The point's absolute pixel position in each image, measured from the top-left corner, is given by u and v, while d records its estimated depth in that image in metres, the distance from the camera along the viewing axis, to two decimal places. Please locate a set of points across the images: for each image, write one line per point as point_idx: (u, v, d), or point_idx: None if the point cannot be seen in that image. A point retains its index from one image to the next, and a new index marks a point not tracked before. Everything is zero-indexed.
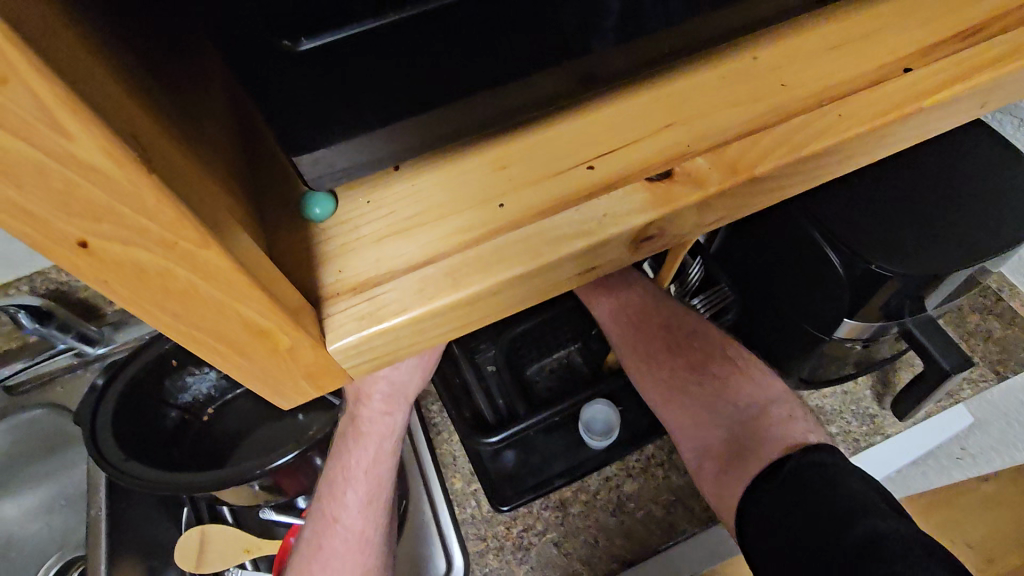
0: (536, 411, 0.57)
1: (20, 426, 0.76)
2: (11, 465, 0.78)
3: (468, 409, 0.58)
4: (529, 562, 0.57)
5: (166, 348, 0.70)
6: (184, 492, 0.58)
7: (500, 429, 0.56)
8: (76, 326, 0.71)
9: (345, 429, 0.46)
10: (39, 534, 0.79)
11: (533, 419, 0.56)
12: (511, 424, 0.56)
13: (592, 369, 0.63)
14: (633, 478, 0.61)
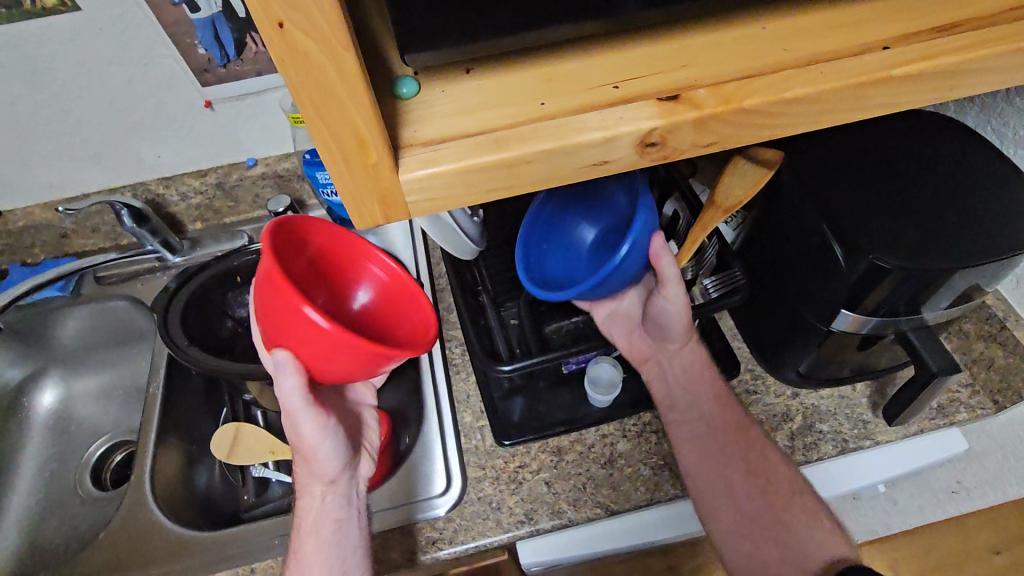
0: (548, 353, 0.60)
1: (98, 314, 0.87)
2: (87, 349, 0.90)
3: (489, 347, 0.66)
4: (520, 494, 0.63)
5: (234, 264, 0.81)
6: (230, 374, 0.68)
7: (517, 360, 0.62)
8: (163, 234, 0.83)
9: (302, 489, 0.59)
10: (97, 413, 0.90)
11: (543, 359, 0.59)
12: (527, 359, 0.61)
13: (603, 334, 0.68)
14: (626, 440, 0.65)
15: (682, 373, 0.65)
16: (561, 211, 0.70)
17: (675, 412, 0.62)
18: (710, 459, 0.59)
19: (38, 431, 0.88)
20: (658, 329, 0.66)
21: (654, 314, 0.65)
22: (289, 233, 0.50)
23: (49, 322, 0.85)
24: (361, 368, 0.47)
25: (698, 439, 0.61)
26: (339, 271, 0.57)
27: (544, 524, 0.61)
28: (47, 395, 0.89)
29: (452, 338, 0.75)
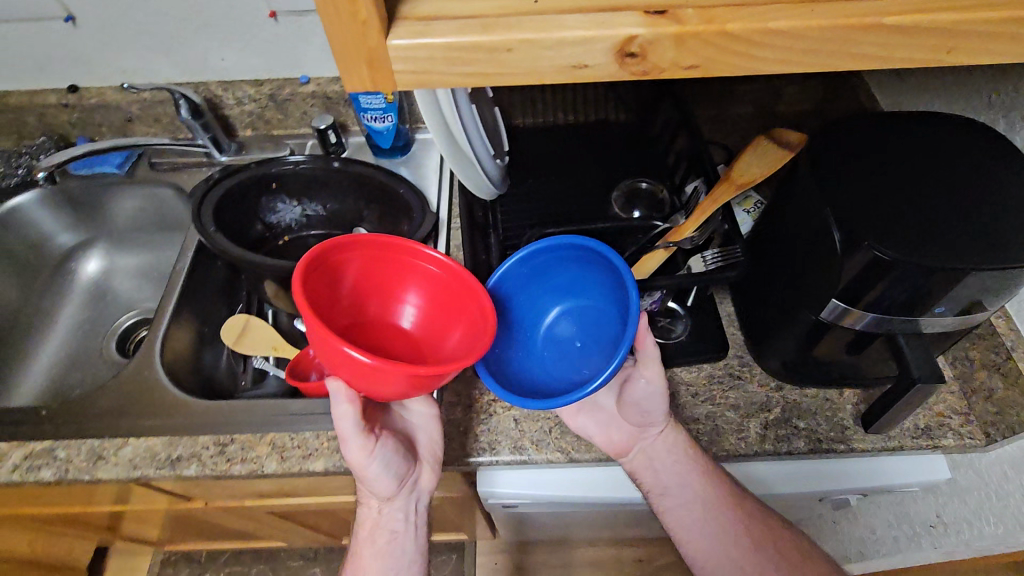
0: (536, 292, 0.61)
1: (146, 197, 0.94)
2: (132, 228, 0.98)
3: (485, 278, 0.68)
4: (487, 424, 0.65)
5: (272, 171, 0.86)
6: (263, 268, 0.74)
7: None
8: (213, 132, 0.89)
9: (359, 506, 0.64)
10: (131, 288, 0.98)
11: None
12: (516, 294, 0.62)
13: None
14: (601, 396, 0.67)
15: (672, 459, 0.63)
16: (524, 286, 0.62)
17: (668, 498, 0.64)
18: (706, 529, 0.63)
19: (78, 294, 0.97)
20: (639, 416, 0.63)
21: (634, 399, 0.62)
22: (319, 268, 0.51)
23: (103, 195, 0.93)
24: (420, 385, 0.47)
25: (687, 522, 0.64)
26: (388, 280, 0.57)
27: (505, 455, 0.63)
28: (92, 264, 0.98)
29: None
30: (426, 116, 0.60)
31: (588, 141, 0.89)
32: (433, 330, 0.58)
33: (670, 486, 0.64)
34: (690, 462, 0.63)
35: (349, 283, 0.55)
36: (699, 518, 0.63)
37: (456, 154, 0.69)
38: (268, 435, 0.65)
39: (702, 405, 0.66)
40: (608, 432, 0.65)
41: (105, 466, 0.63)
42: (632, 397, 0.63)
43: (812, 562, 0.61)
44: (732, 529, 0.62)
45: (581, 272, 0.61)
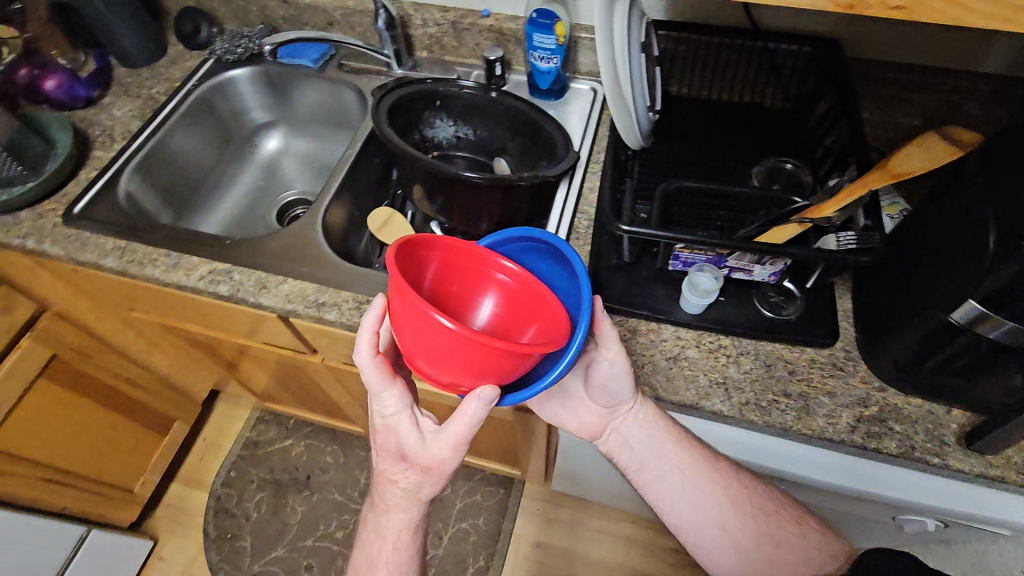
0: (669, 231, 0.65)
1: (328, 94, 1.08)
2: (312, 121, 1.13)
3: (617, 211, 0.71)
4: None
5: (441, 88, 0.95)
6: (418, 162, 0.82)
7: (636, 226, 0.66)
8: (398, 46, 1.00)
9: (380, 506, 0.67)
10: (299, 171, 1.14)
11: (664, 233, 0.64)
12: (647, 228, 0.65)
13: (723, 234, 0.68)
14: (697, 349, 0.69)
15: (647, 433, 0.67)
16: None
17: (646, 472, 0.69)
18: (686, 497, 0.67)
19: (257, 166, 1.14)
20: (608, 396, 0.66)
21: (601, 382, 0.65)
22: (408, 257, 0.52)
23: (296, 82, 1.07)
24: (504, 363, 0.49)
25: (668, 490, 0.68)
26: (464, 284, 0.57)
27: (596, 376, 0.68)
28: (273, 144, 1.15)
29: (582, 212, 0.83)
30: (599, 43, 0.67)
31: (738, 118, 0.90)
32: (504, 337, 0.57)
33: (648, 461, 0.68)
34: (666, 433, 0.67)
35: (430, 275, 0.56)
36: (677, 485, 0.67)
37: (619, 103, 0.74)
38: None
39: (796, 383, 0.66)
40: (580, 415, 0.72)
41: (267, 294, 0.76)
42: (595, 380, 0.65)
43: (784, 511, 0.67)
44: (706, 486, 0.67)
45: (545, 267, 0.62)
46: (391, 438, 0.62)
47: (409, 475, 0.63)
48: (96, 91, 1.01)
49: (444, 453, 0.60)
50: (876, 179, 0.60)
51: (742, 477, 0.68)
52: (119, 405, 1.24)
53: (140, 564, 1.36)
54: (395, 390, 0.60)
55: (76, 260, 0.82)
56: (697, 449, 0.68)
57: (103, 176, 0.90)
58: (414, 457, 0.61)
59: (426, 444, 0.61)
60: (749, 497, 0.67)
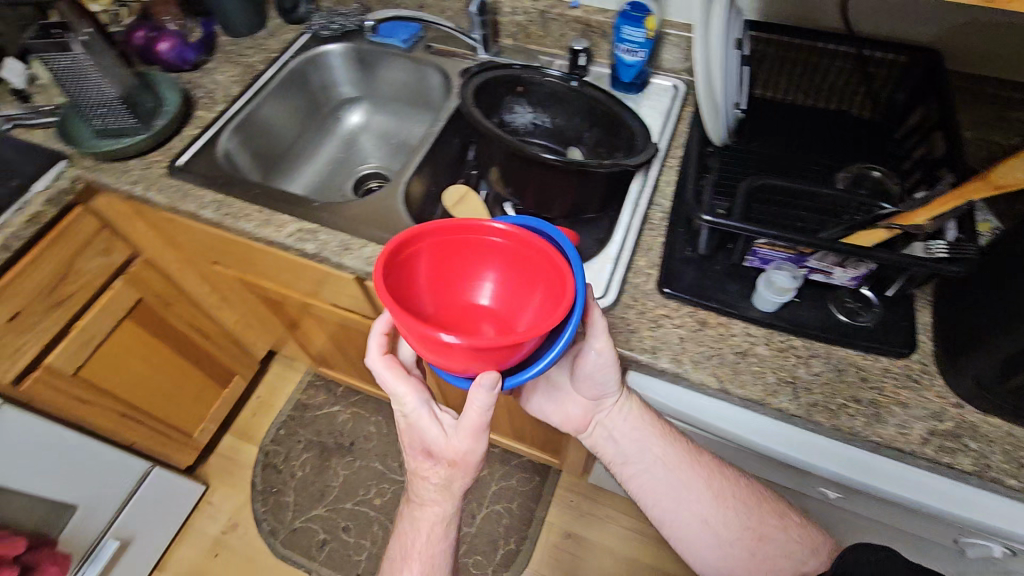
0: (752, 225, 0.65)
1: (413, 74, 1.12)
2: (394, 100, 1.18)
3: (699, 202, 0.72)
4: (654, 332, 0.71)
5: (526, 75, 0.98)
6: (501, 142, 0.84)
7: (718, 218, 0.66)
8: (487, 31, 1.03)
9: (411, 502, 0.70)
10: (377, 147, 1.20)
11: (747, 227, 0.64)
12: (731, 220, 0.66)
13: (805, 233, 0.68)
14: (767, 347, 0.69)
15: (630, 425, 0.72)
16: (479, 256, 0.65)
17: (632, 465, 0.73)
18: (671, 488, 0.71)
19: (339, 139, 1.20)
20: (594, 386, 0.71)
21: (589, 372, 0.69)
22: (396, 263, 0.54)
23: (383, 60, 1.12)
24: (514, 349, 0.52)
25: (652, 482, 0.72)
26: (459, 266, 0.60)
27: (663, 363, 0.68)
28: (355, 119, 1.21)
29: (657, 204, 0.84)
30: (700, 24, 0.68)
31: (823, 123, 0.89)
32: (515, 299, 0.61)
33: (632, 453, 0.73)
34: (649, 426, 0.72)
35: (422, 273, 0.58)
36: (660, 477, 0.71)
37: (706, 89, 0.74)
38: None
39: (868, 390, 0.65)
40: (567, 410, 0.77)
41: (350, 255, 0.80)
42: (582, 370, 0.70)
43: (766, 504, 0.71)
44: (687, 479, 0.71)
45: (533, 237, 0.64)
46: (417, 437, 0.65)
47: (437, 469, 0.65)
48: (203, 56, 1.08)
49: (463, 444, 0.62)
50: (979, 188, 0.58)
51: (724, 470, 0.72)
52: (190, 354, 1.32)
53: (192, 506, 1.44)
54: (415, 387, 0.63)
55: (178, 209, 0.88)
56: (679, 442, 0.73)
57: (204, 135, 0.96)
58: (431, 449, 0.64)
59: (448, 437, 0.63)
60: (731, 489, 0.71)
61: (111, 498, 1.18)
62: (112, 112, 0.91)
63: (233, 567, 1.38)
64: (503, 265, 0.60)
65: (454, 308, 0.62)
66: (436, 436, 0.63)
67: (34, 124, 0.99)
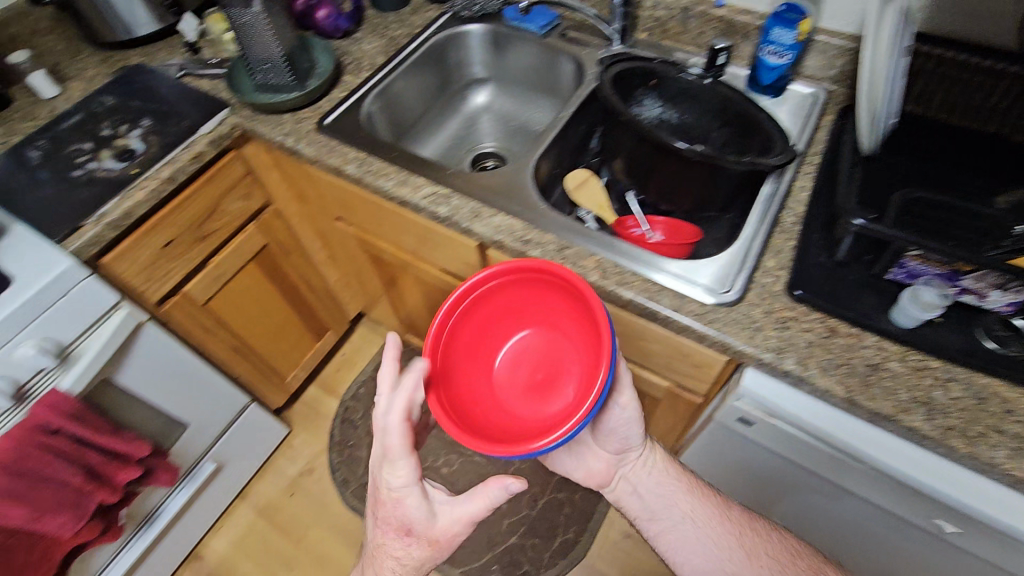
0: (907, 236, 0.64)
1: (543, 60, 1.15)
2: (520, 84, 1.22)
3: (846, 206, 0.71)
4: (779, 333, 0.70)
5: (660, 69, 0.99)
6: (637, 128, 0.86)
7: (869, 224, 0.66)
8: (626, 23, 1.04)
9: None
10: (497, 127, 1.24)
11: (902, 235, 0.63)
12: (883, 228, 0.65)
13: (963, 249, 0.66)
14: (901, 364, 0.67)
15: (654, 482, 0.84)
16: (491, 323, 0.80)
17: (655, 522, 0.82)
18: (698, 542, 0.78)
19: (462, 116, 1.25)
20: (619, 444, 0.84)
21: (613, 431, 0.83)
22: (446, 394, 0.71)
23: (517, 44, 1.16)
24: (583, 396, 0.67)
25: (683, 535, 0.80)
26: (476, 341, 0.79)
27: (788, 364, 0.67)
28: (479, 98, 1.25)
29: (790, 208, 0.82)
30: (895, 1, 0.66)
31: (980, 145, 0.84)
32: (538, 308, 0.80)
33: (657, 511, 0.82)
34: (671, 482, 0.84)
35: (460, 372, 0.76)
36: (688, 532, 0.79)
37: (874, 73, 0.70)
38: (596, 255, 0.79)
39: (1011, 423, 0.62)
40: (588, 465, 0.88)
41: (480, 222, 0.84)
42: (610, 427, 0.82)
43: (800, 559, 0.75)
44: (711, 530, 0.78)
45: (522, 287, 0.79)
46: (402, 512, 0.66)
47: (413, 548, 0.66)
48: (352, 25, 1.15)
49: (457, 527, 0.66)
50: None
51: (760, 526, 0.79)
52: (296, 304, 1.41)
53: (276, 446, 1.54)
54: (411, 469, 0.64)
55: (323, 162, 0.95)
56: (706, 496, 0.82)
57: (350, 98, 1.03)
58: (406, 525, 0.66)
59: (434, 518, 0.66)
60: (766, 544, 0.76)
61: (216, 424, 1.28)
62: (274, 68, 0.98)
63: (307, 509, 1.46)
64: (511, 296, 0.79)
65: (505, 358, 0.80)
66: (414, 519, 0.65)
67: (202, 73, 1.09)
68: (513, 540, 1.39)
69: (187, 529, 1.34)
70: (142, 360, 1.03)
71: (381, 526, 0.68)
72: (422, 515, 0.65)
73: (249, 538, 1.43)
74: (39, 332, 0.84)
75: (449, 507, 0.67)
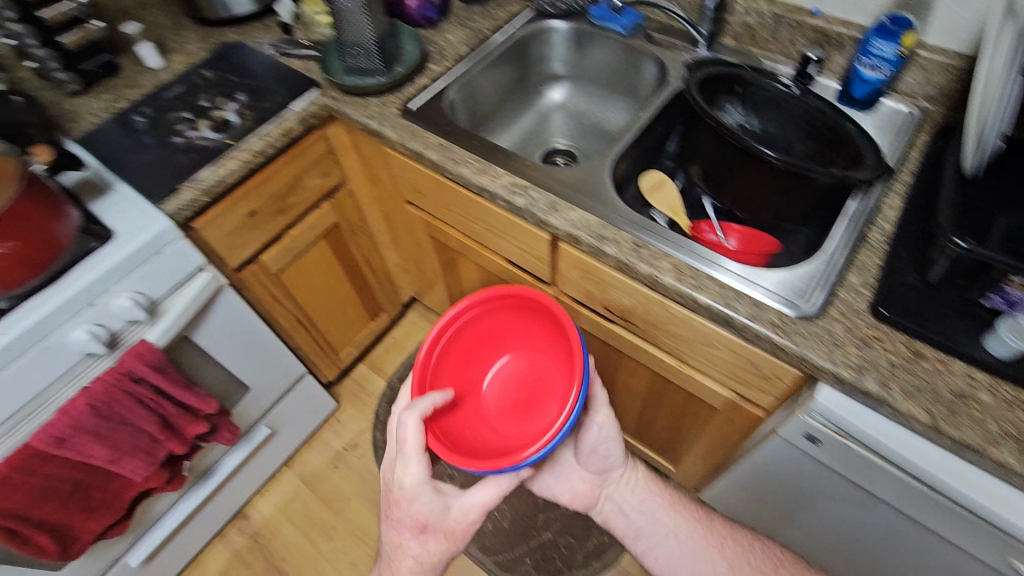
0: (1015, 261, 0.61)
1: (625, 61, 1.15)
2: (598, 82, 1.23)
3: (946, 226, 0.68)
4: (861, 352, 0.68)
5: (747, 74, 0.97)
6: (723, 131, 0.84)
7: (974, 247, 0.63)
8: (714, 28, 1.04)
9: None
10: (571, 124, 1.26)
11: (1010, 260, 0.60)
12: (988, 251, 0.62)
13: None
14: (991, 396, 0.64)
15: (637, 498, 0.87)
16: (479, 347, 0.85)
17: (642, 539, 0.85)
18: (685, 556, 0.81)
19: (538, 111, 1.26)
20: (601, 462, 0.87)
21: (596, 450, 0.85)
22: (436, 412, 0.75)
23: (598, 43, 1.16)
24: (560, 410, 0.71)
25: (670, 551, 0.82)
26: (463, 363, 0.83)
27: (869, 384, 0.66)
28: (556, 94, 1.27)
29: (877, 225, 0.80)
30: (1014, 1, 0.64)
31: None
32: (521, 334, 0.85)
33: (642, 528, 0.85)
34: (652, 499, 0.87)
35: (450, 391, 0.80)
36: (674, 547, 0.82)
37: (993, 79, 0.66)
38: (672, 257, 0.79)
39: None
40: (574, 488, 0.90)
41: (556, 216, 0.85)
42: (596, 446, 0.86)
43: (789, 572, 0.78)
44: (695, 540, 0.83)
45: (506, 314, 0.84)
46: (417, 511, 0.68)
47: (428, 545, 0.69)
48: (439, 16, 1.18)
49: (467, 517, 0.70)
50: None
51: (744, 539, 0.82)
52: (357, 283, 1.46)
53: (324, 418, 1.59)
54: (421, 473, 0.67)
55: (405, 146, 0.97)
56: (691, 511, 0.87)
57: (435, 86, 1.05)
58: (420, 522, 0.69)
59: (449, 511, 0.69)
60: (751, 557, 0.79)
61: (273, 391, 1.33)
62: (365, 53, 1.02)
63: (349, 482, 1.51)
64: (499, 319, 0.84)
65: (493, 381, 0.85)
66: (427, 515, 0.69)
67: (294, 54, 1.14)
68: (547, 535, 1.40)
69: (238, 488, 1.40)
70: (217, 322, 1.08)
71: (394, 527, 0.70)
72: (435, 508, 0.69)
73: (293, 504, 1.49)
74: (133, 286, 0.89)
75: (462, 498, 0.71)
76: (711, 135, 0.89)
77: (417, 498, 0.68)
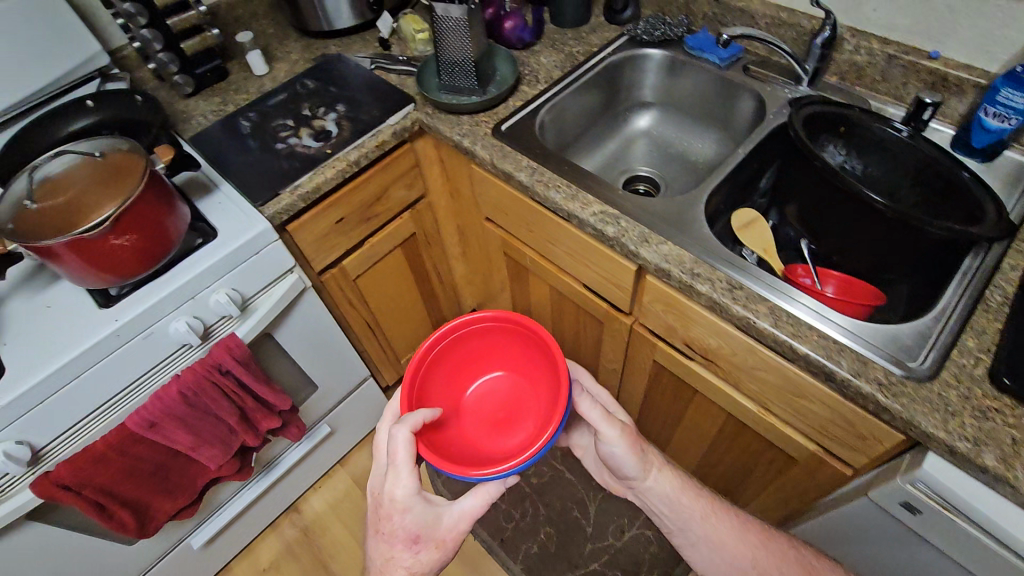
0: None
1: (719, 91, 1.13)
2: (687, 112, 1.21)
3: None
4: (979, 422, 0.63)
5: (853, 114, 0.94)
6: (826, 174, 0.81)
7: None
8: (820, 64, 1.01)
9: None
10: (655, 152, 1.24)
11: None
12: None
13: None
14: None
15: (664, 501, 0.76)
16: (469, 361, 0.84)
17: (678, 534, 0.79)
18: (716, 561, 0.77)
19: (621, 136, 1.25)
20: (620, 469, 0.75)
21: (610, 459, 0.73)
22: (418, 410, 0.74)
23: (692, 73, 1.15)
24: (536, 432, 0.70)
25: (701, 554, 0.77)
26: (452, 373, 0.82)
27: (988, 460, 0.61)
28: (641, 121, 1.25)
29: (997, 285, 0.75)
30: None
31: None
32: (511, 356, 0.85)
33: (675, 526, 0.78)
34: (683, 501, 0.77)
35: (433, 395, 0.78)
36: (706, 551, 0.77)
37: None
38: (769, 301, 0.76)
39: None
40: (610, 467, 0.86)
41: (647, 248, 0.83)
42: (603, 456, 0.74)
43: None
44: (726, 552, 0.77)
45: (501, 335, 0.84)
46: (409, 522, 0.67)
47: (421, 555, 0.68)
48: (534, 39, 1.19)
49: (458, 525, 0.68)
50: None
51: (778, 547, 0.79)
52: (425, 292, 1.48)
53: None
54: (409, 485, 0.65)
55: (496, 166, 0.98)
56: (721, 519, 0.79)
57: (527, 107, 1.07)
58: (410, 533, 0.67)
59: (441, 520, 0.67)
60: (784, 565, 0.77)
61: (338, 392, 1.37)
62: (463, 72, 1.04)
63: None
64: (491, 339, 0.83)
65: (475, 394, 0.83)
66: (418, 524, 0.67)
67: (392, 69, 1.18)
68: (595, 566, 1.37)
69: (295, 482, 1.44)
70: (298, 322, 1.12)
71: (380, 535, 0.69)
72: (426, 515, 0.67)
73: (343, 503, 1.51)
74: (230, 283, 0.93)
75: (453, 507, 0.69)
76: (814, 175, 0.86)
77: (406, 509, 0.66)
